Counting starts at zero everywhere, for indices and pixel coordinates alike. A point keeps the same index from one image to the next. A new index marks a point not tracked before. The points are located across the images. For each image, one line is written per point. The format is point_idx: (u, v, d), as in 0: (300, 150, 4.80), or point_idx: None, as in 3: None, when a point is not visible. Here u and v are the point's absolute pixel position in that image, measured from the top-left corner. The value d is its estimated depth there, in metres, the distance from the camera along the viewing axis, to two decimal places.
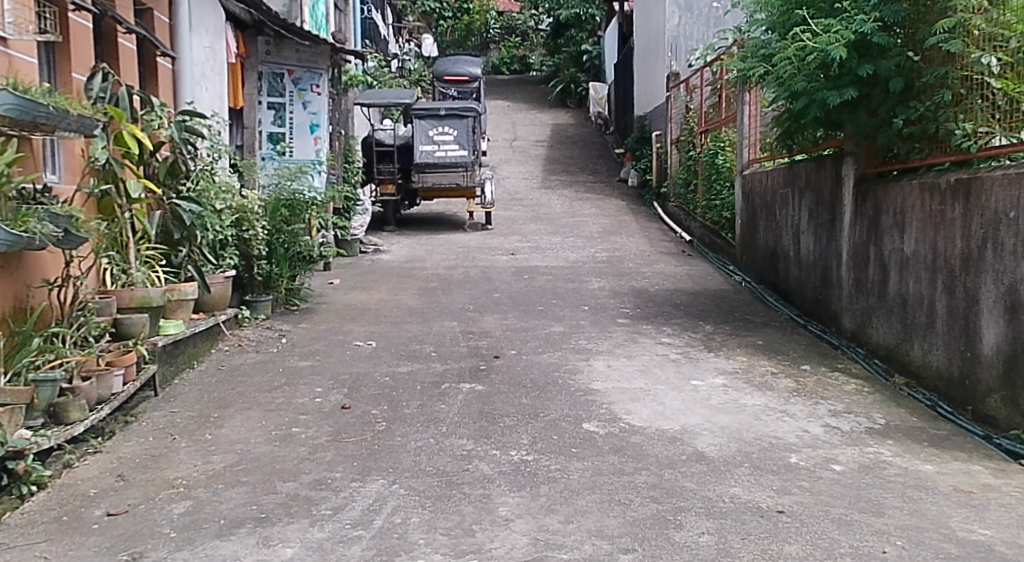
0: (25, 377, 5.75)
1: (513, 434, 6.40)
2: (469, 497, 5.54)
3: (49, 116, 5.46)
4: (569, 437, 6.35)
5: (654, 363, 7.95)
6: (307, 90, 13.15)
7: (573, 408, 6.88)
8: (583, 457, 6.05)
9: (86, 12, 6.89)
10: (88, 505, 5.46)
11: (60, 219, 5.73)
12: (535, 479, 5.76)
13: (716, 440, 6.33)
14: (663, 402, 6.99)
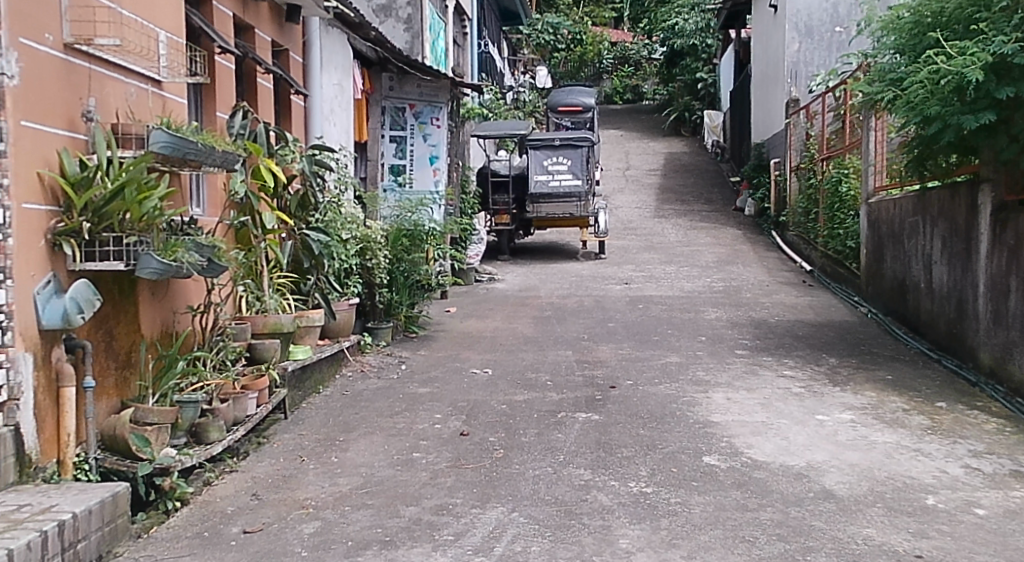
0: (171, 398, 6.03)
1: (632, 465, 6.49)
2: (590, 527, 5.64)
3: (198, 153, 5.73)
4: (689, 470, 6.42)
5: (776, 396, 7.95)
6: (428, 123, 13.42)
7: (692, 440, 6.94)
8: (706, 491, 6.11)
9: (230, 54, 7.28)
10: (225, 522, 5.68)
11: (205, 249, 5.98)
12: (656, 512, 5.83)
13: (846, 478, 6.31)
14: (787, 437, 7.00)
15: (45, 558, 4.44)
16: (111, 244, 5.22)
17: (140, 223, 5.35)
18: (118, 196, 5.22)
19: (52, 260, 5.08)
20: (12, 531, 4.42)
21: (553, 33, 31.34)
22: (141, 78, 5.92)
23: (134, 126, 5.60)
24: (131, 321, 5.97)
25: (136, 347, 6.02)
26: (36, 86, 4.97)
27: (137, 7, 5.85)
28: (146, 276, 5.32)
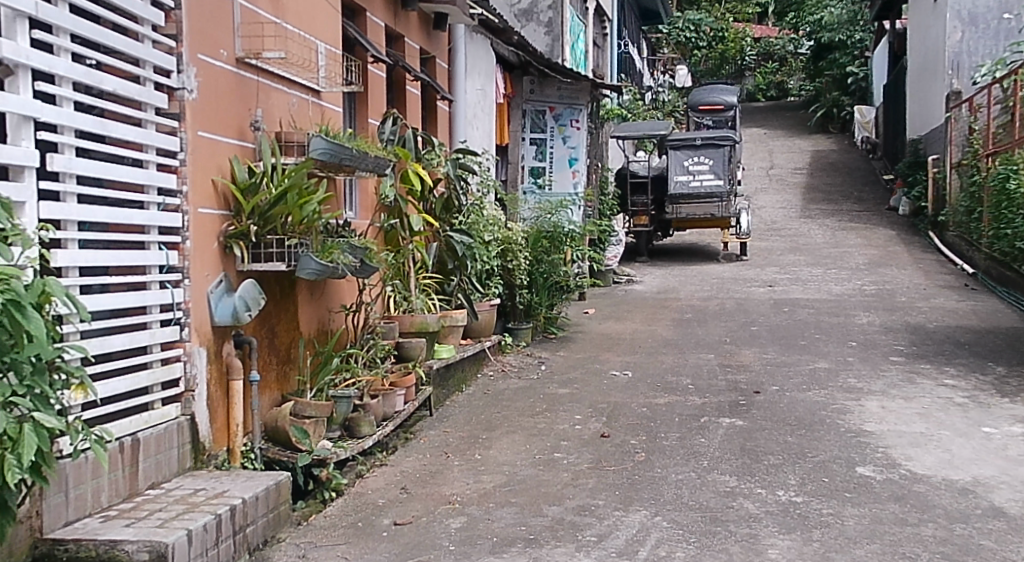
0: (326, 393, 6.23)
1: (780, 474, 6.47)
2: (737, 535, 5.58)
3: (352, 158, 5.98)
4: (842, 481, 6.36)
5: (937, 406, 7.80)
6: (567, 125, 13.56)
7: (845, 450, 6.88)
8: (860, 503, 6.03)
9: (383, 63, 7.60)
10: (378, 513, 5.81)
11: (358, 250, 6.17)
12: (807, 522, 5.75)
13: (1015, 495, 6.13)
14: (951, 450, 6.86)
15: (220, 540, 4.72)
16: (274, 246, 5.51)
17: (300, 226, 5.66)
18: (282, 200, 5.49)
19: (223, 261, 5.39)
20: (191, 514, 4.69)
21: (694, 31, 31.43)
22: (303, 88, 6.25)
23: (297, 134, 5.89)
24: (291, 318, 6.27)
25: (296, 344, 6.32)
26: (213, 100, 5.29)
27: (300, 21, 6.18)
28: (306, 277, 5.57)
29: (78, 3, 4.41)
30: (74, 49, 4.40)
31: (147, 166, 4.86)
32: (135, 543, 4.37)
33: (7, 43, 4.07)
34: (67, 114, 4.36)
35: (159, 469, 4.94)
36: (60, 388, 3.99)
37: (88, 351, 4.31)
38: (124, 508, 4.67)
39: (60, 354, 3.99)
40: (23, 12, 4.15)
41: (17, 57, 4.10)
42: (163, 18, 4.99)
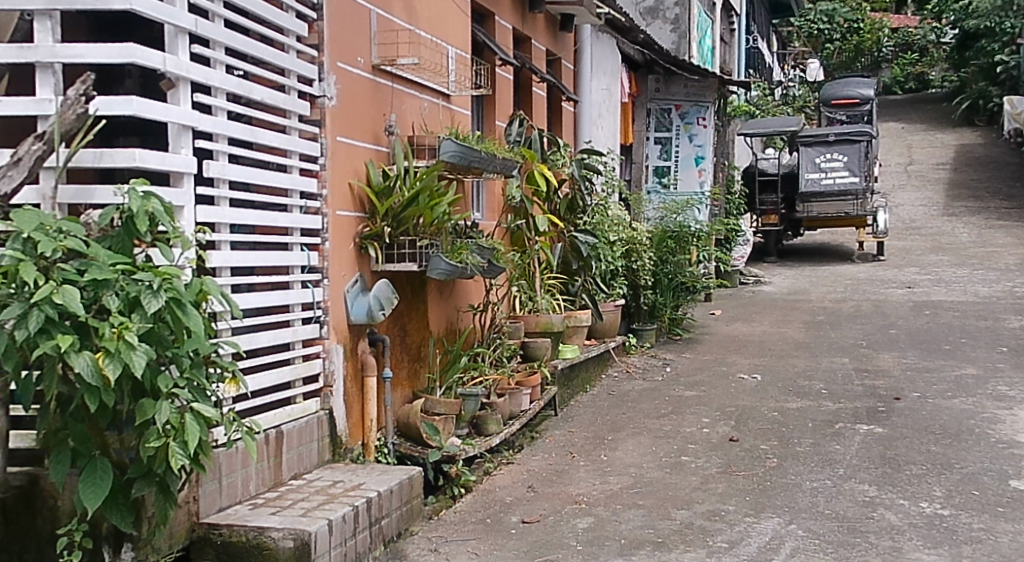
0: (455, 391, 6.37)
1: (924, 485, 6.29)
2: (878, 547, 5.40)
3: (481, 160, 6.08)
4: (992, 495, 6.14)
5: None
6: (694, 123, 13.31)
7: (994, 461, 6.68)
8: (1012, 518, 5.79)
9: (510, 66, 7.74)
10: (505, 510, 5.84)
11: (485, 250, 6.28)
12: (955, 537, 5.54)
13: None
14: None
15: (357, 530, 4.92)
16: (406, 247, 5.66)
17: (431, 227, 5.81)
18: (414, 202, 5.64)
19: (359, 262, 5.56)
20: (331, 504, 4.91)
21: (828, 23, 30.44)
22: (434, 92, 6.40)
23: (428, 138, 6.02)
24: (421, 318, 6.41)
25: (426, 342, 6.46)
26: (350, 106, 5.46)
27: (431, 27, 6.33)
28: (436, 276, 5.73)
29: (232, 18, 4.64)
30: (228, 62, 4.65)
31: (290, 171, 5.06)
32: (281, 530, 4.59)
33: (170, 58, 4.35)
34: (221, 123, 4.62)
35: (300, 461, 5.15)
36: (214, 382, 4.33)
37: (240, 346, 4.54)
38: (270, 497, 4.91)
39: (215, 349, 4.30)
40: (184, 28, 4.42)
41: (179, 71, 4.38)
42: (307, 29, 5.18)
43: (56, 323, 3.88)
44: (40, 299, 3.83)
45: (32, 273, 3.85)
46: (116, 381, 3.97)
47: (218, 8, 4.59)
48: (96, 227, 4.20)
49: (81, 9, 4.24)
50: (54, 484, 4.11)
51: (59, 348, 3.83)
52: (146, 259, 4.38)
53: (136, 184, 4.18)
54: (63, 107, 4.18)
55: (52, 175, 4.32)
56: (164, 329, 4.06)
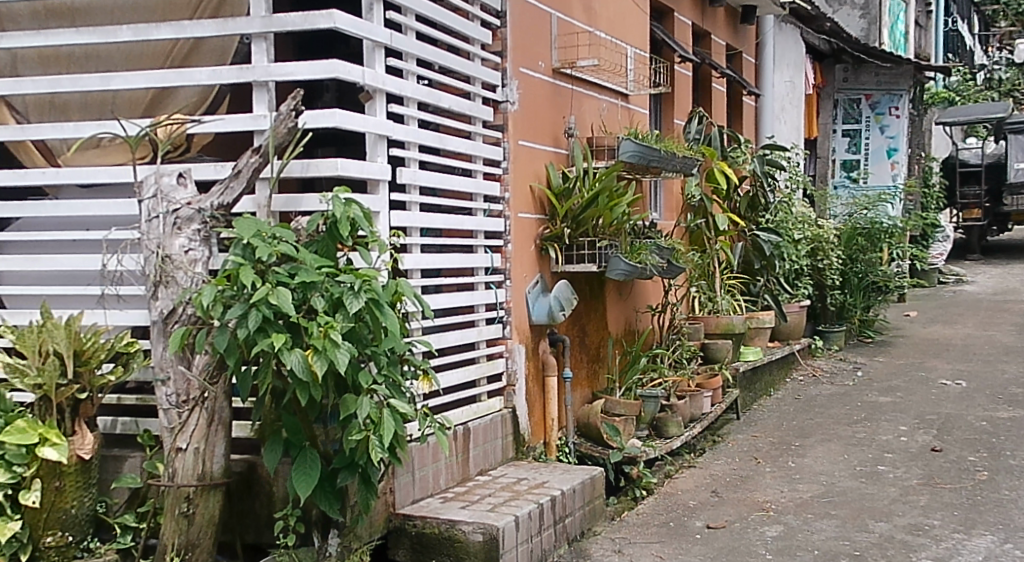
0: (634, 392, 6.33)
1: None
2: None
3: (661, 159, 6.06)
4: None
5: None
6: (886, 114, 12.91)
7: None
8: None
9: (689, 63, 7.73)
10: (690, 515, 5.77)
11: (665, 250, 6.24)
12: None
13: None
14: None
15: (542, 528, 5.03)
16: (587, 247, 5.69)
17: (611, 228, 5.85)
18: (594, 202, 5.66)
19: (540, 263, 5.64)
20: (516, 501, 5.05)
21: None
22: (613, 93, 6.44)
23: (607, 138, 6.06)
24: (600, 319, 6.44)
25: (605, 343, 6.49)
26: (532, 108, 5.54)
27: (611, 28, 6.36)
28: (615, 276, 5.76)
29: (424, 29, 4.81)
30: (419, 72, 4.84)
31: (475, 175, 5.17)
32: (471, 524, 4.80)
33: (368, 71, 4.57)
34: (413, 131, 4.82)
35: (485, 457, 5.30)
36: (407, 379, 4.72)
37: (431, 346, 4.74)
38: (458, 491, 5.10)
39: (408, 348, 4.67)
40: (381, 42, 4.63)
41: (376, 83, 4.60)
42: (491, 36, 5.30)
43: (272, 322, 4.36)
44: (258, 300, 4.32)
45: (251, 276, 4.35)
46: (323, 376, 4.41)
47: (410, 21, 4.77)
48: (305, 233, 4.63)
49: (291, 30, 4.49)
50: (271, 470, 4.62)
51: (274, 345, 4.31)
52: (348, 262, 4.77)
53: (339, 194, 4.61)
54: (276, 121, 4.56)
55: (267, 186, 4.78)
56: (364, 328, 4.51)
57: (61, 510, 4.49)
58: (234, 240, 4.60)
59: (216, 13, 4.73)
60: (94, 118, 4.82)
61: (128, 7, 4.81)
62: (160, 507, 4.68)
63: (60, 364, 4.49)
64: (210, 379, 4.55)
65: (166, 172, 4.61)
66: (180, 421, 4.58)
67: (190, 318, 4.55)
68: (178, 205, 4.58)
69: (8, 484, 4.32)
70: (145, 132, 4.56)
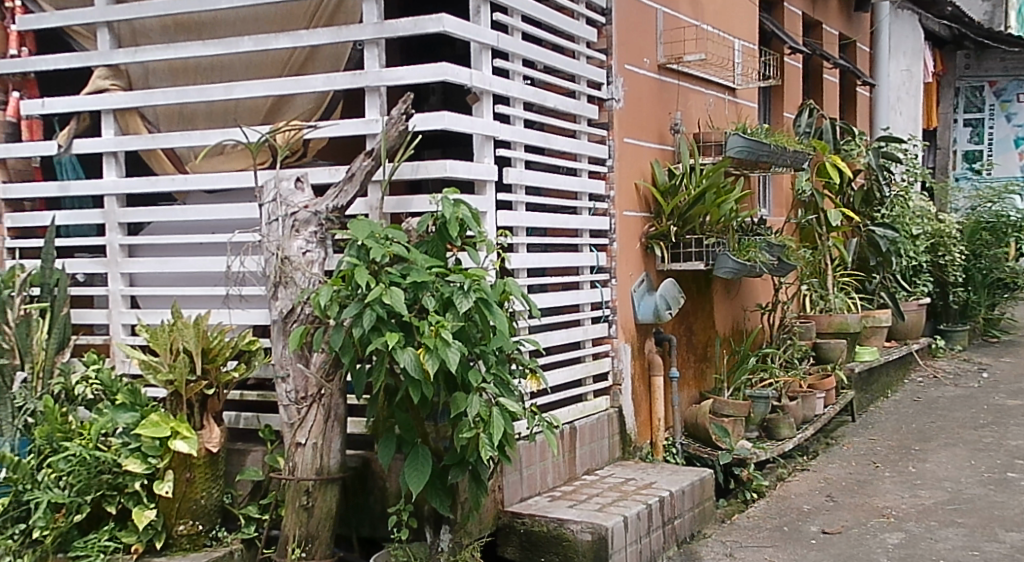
0: (743, 393, 6.24)
1: None
2: None
3: (770, 154, 5.97)
4: None
5: None
6: (1013, 100, 12.56)
7: None
8: None
9: (799, 54, 7.68)
10: (804, 519, 5.64)
11: (775, 247, 6.14)
12: None
13: None
14: None
15: (651, 528, 5.01)
16: (694, 245, 5.63)
17: (718, 225, 5.78)
18: (700, 199, 5.61)
19: (645, 261, 5.61)
20: (625, 501, 5.03)
21: None
22: (721, 87, 6.37)
23: (714, 134, 5.99)
24: (706, 317, 6.37)
25: (712, 342, 6.42)
26: (637, 105, 5.52)
27: (718, 21, 6.28)
28: (723, 274, 5.72)
29: (530, 30, 4.81)
30: (525, 72, 4.84)
31: (580, 174, 5.14)
32: (579, 523, 4.81)
33: (476, 74, 4.58)
34: (518, 131, 4.82)
35: (592, 457, 5.29)
36: (515, 378, 4.75)
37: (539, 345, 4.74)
38: (566, 490, 5.10)
39: (516, 347, 4.68)
40: (488, 44, 4.64)
41: (484, 85, 4.61)
42: (596, 33, 5.28)
43: (385, 322, 4.43)
44: (371, 299, 4.39)
45: (365, 277, 4.42)
46: (434, 374, 4.48)
47: (517, 21, 4.78)
48: (415, 233, 4.67)
49: (403, 35, 4.46)
50: (385, 466, 4.71)
51: (388, 343, 4.38)
52: (457, 262, 4.80)
53: (449, 194, 4.63)
54: (387, 125, 4.55)
55: (379, 188, 4.76)
56: (472, 327, 4.56)
57: (192, 500, 4.59)
58: (349, 241, 4.63)
59: (331, 21, 4.64)
60: (218, 127, 4.77)
61: (249, 17, 4.73)
62: (282, 499, 4.75)
63: (189, 361, 4.58)
64: (326, 377, 4.63)
65: (285, 176, 4.65)
66: (299, 417, 4.68)
67: (308, 317, 4.62)
68: (296, 208, 4.61)
69: (143, 474, 4.45)
70: (264, 140, 4.52)
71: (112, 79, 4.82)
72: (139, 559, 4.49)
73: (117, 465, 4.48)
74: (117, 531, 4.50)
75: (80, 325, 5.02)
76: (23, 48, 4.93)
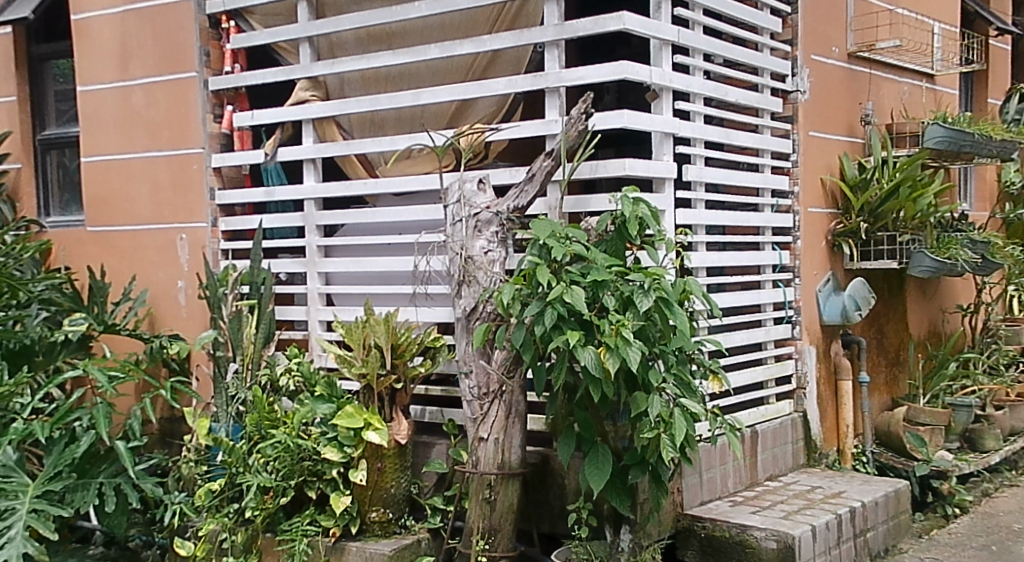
0: (943, 401, 5.95)
1: None
2: None
3: (975, 143, 5.63)
4: None
5: None
6: None
7: None
8: None
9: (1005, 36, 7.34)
10: (1016, 539, 5.27)
11: (980, 245, 5.77)
12: None
13: None
14: None
15: (841, 540, 4.81)
16: (886, 242, 5.37)
17: (914, 220, 5.49)
18: (895, 193, 5.33)
19: (832, 259, 5.42)
20: (812, 510, 4.87)
21: None
22: (917, 74, 6.08)
23: (909, 125, 5.71)
24: (900, 319, 6.07)
25: (905, 346, 6.11)
26: (826, 97, 5.35)
27: (915, 4, 6.02)
28: (918, 273, 5.53)
29: (711, 23, 4.77)
30: (706, 67, 4.82)
31: (763, 170, 5.06)
32: (763, 530, 4.68)
33: (656, 70, 4.61)
34: (698, 127, 4.81)
35: (775, 463, 5.17)
36: (697, 378, 4.73)
37: (721, 346, 4.70)
38: (748, 495, 5.00)
39: (697, 348, 4.65)
40: (668, 40, 4.65)
41: (664, 81, 4.63)
42: (781, 24, 5.17)
43: (566, 320, 4.48)
44: (553, 298, 4.45)
45: (546, 275, 4.49)
46: (614, 373, 4.50)
47: (698, 15, 4.74)
48: (594, 232, 4.72)
49: (585, 35, 4.51)
50: (565, 462, 4.75)
51: (569, 342, 4.43)
52: (635, 261, 4.83)
53: (628, 193, 4.66)
54: (567, 125, 4.64)
55: (558, 188, 4.85)
56: (652, 326, 4.53)
57: (383, 489, 4.71)
58: (531, 241, 4.69)
59: (513, 23, 4.74)
60: (407, 132, 4.90)
61: (437, 25, 4.86)
62: (465, 492, 4.85)
63: (380, 356, 4.72)
64: (508, 373, 4.73)
65: (467, 178, 4.76)
66: (482, 412, 4.79)
67: (491, 314, 4.71)
68: (478, 209, 4.71)
69: (340, 462, 4.64)
70: (450, 143, 4.65)
71: (312, 89, 4.96)
72: (337, 542, 4.68)
73: (316, 452, 4.68)
74: (317, 516, 4.72)
75: (282, 320, 5.21)
76: (237, 65, 5.04)
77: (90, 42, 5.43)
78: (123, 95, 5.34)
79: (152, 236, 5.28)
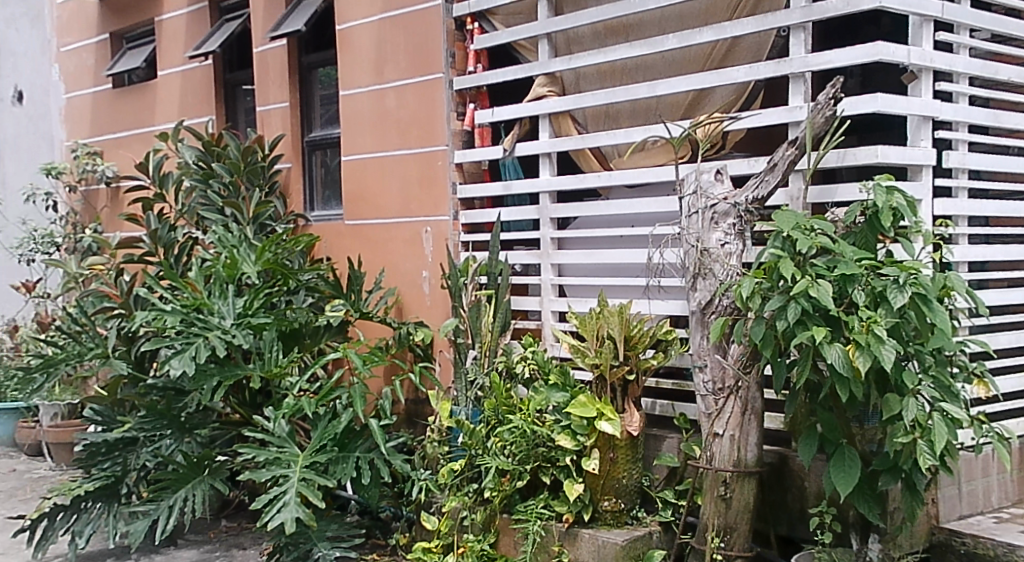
0: None
1: None
2: None
3: None
4: None
5: None
6: None
7: None
8: None
9: None
10: None
11: None
12: None
13: None
14: None
15: None
16: None
17: None
18: None
19: None
20: None
21: None
22: None
23: None
24: None
25: None
26: None
27: None
28: None
29: None
30: (972, 44, 4.46)
31: None
32: None
33: (915, 50, 4.29)
34: (963, 110, 4.44)
35: None
36: (959, 382, 4.30)
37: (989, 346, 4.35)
38: (1013, 513, 4.67)
39: (960, 348, 4.22)
40: (930, 16, 4.34)
41: (924, 61, 4.30)
42: None
43: (812, 315, 4.18)
44: (797, 292, 4.16)
45: (791, 268, 4.21)
46: (864, 373, 4.15)
47: None
48: (841, 224, 4.39)
49: (834, 15, 4.29)
50: (807, 465, 4.43)
51: (815, 338, 4.12)
52: (886, 254, 4.46)
53: (880, 181, 4.31)
54: (813, 110, 4.34)
55: (802, 178, 4.64)
56: (908, 324, 4.15)
57: (614, 479, 4.74)
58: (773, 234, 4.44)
59: (754, 8, 4.60)
60: (641, 124, 4.94)
61: (675, 15, 4.81)
62: (697, 487, 4.76)
63: (614, 347, 4.76)
64: (744, 368, 4.54)
65: (704, 168, 4.63)
66: (716, 408, 4.62)
67: (727, 308, 4.56)
68: (715, 200, 4.58)
69: (573, 450, 4.70)
70: (686, 134, 4.57)
71: (549, 85, 5.12)
72: (570, 528, 4.75)
73: (551, 439, 4.78)
74: (551, 500, 4.81)
75: (516, 310, 5.43)
76: (479, 65, 5.34)
77: (352, 50, 5.89)
78: (378, 97, 5.77)
79: (402, 229, 5.69)
